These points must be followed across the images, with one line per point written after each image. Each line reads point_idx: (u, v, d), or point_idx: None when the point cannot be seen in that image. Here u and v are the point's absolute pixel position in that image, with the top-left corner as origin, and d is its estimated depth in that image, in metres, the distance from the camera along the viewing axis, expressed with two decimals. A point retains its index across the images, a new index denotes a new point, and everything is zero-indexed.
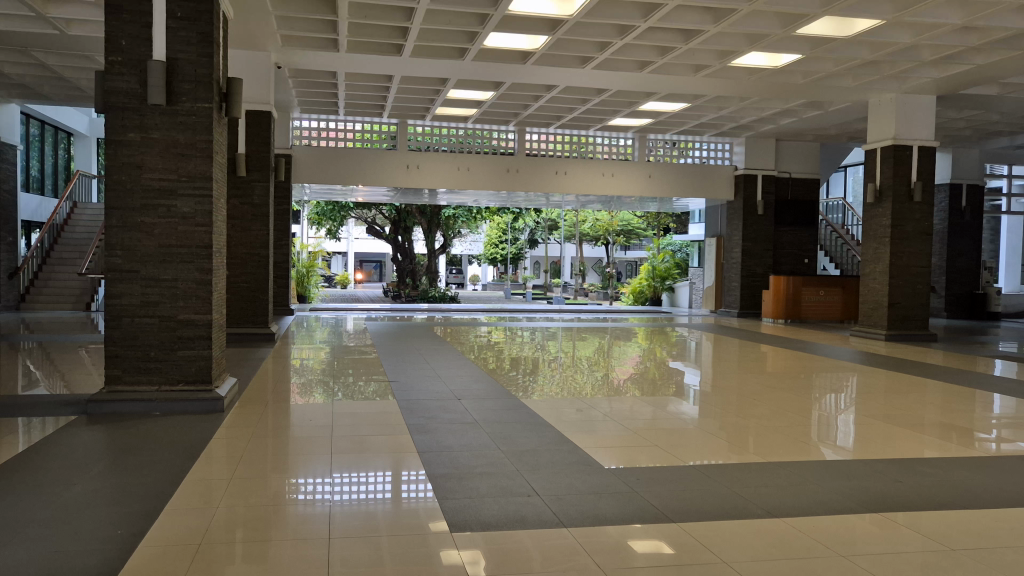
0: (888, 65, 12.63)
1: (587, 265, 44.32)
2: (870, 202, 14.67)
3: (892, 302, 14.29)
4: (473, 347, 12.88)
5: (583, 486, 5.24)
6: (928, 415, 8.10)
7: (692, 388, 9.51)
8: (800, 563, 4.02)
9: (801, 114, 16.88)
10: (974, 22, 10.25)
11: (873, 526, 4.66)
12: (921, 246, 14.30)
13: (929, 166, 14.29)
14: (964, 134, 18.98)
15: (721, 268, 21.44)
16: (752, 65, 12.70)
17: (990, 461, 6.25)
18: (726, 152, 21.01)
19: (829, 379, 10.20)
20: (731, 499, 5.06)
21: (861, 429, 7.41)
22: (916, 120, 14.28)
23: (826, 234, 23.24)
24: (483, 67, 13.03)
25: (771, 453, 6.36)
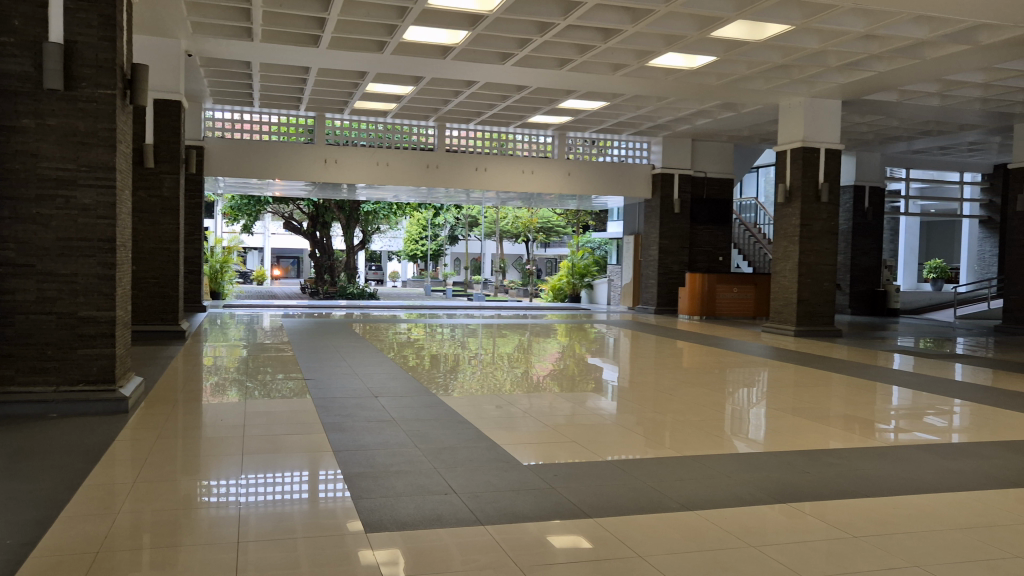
0: (797, 69, 13.03)
1: (507, 262, 44.48)
2: (781, 202, 15.14)
3: (800, 299, 14.80)
4: (392, 344, 12.75)
5: (500, 483, 5.23)
6: (833, 407, 8.41)
7: (611, 383, 9.64)
8: (712, 555, 4.10)
9: (715, 115, 17.29)
10: (876, 30, 10.65)
11: (783, 516, 4.78)
12: (826, 245, 14.86)
13: (835, 168, 14.85)
14: (868, 138, 19.77)
15: (638, 266, 21.81)
16: (669, 65, 12.93)
17: (889, 451, 6.53)
18: (643, 151, 21.37)
19: (740, 374, 10.49)
20: (648, 493, 5.14)
21: (771, 422, 7.64)
22: (823, 123, 14.77)
23: (740, 233, 23.92)
24: (402, 61, 12.88)
25: (686, 447, 6.48)
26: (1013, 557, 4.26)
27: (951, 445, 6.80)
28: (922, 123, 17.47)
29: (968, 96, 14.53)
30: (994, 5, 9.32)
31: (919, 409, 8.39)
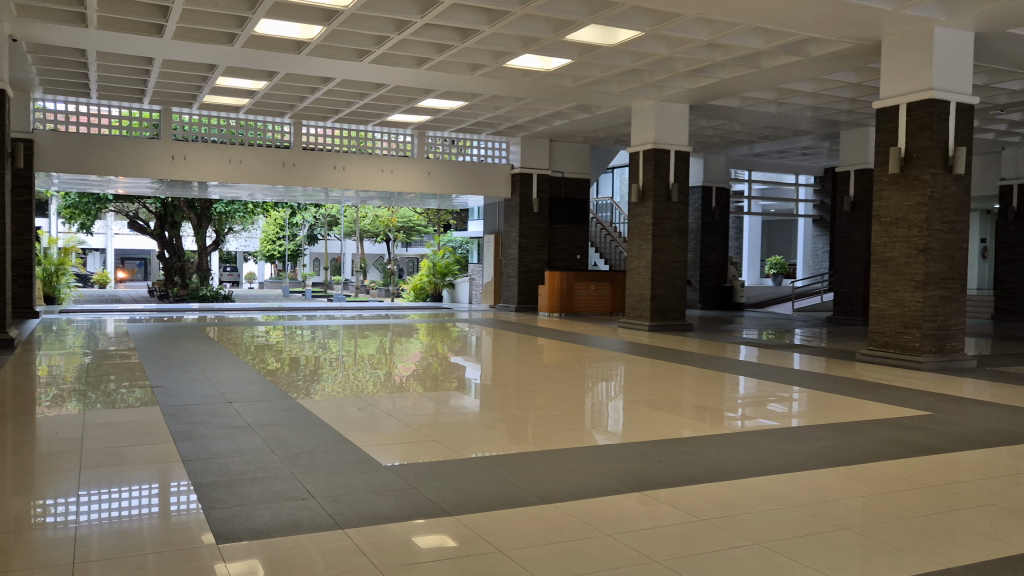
0: (648, 75, 13.54)
1: (367, 262, 43.89)
2: (634, 202, 15.71)
3: (654, 296, 15.40)
4: (248, 348, 12.27)
5: (360, 485, 5.16)
6: (684, 398, 8.82)
7: (473, 381, 9.70)
8: (570, 545, 4.20)
9: (571, 117, 17.71)
10: (719, 39, 11.23)
11: (637, 504, 4.96)
12: (676, 243, 15.56)
13: (684, 170, 15.54)
14: (714, 141, 20.81)
15: (499, 265, 22.08)
16: (526, 66, 13.14)
17: (734, 437, 6.91)
18: (502, 151, 21.61)
19: (599, 369, 10.80)
20: (509, 488, 5.20)
21: (629, 414, 7.92)
22: (672, 127, 15.42)
23: (596, 232, 24.64)
24: (253, 55, 12.46)
25: (548, 441, 6.61)
26: (840, 529, 4.63)
27: (790, 429, 7.28)
28: (761, 128, 18.59)
29: (800, 104, 15.58)
30: (821, 20, 10.04)
31: (762, 397, 8.94)
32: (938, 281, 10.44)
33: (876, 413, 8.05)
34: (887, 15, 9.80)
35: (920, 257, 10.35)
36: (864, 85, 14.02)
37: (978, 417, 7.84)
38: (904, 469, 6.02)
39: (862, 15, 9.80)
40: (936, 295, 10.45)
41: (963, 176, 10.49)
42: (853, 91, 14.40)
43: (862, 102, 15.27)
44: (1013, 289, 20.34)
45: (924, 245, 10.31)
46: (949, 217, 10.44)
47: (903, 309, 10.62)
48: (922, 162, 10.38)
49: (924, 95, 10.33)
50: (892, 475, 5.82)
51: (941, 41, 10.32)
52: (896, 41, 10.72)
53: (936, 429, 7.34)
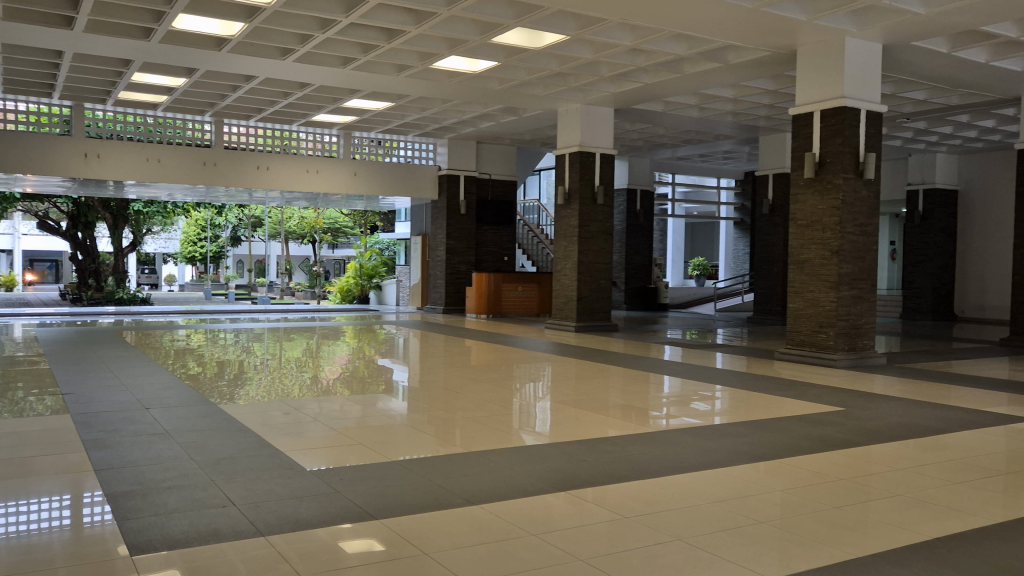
0: (574, 78, 13.69)
1: (292, 263, 43.13)
2: (560, 204, 15.85)
3: (580, 297, 15.57)
4: (167, 352, 11.93)
5: (283, 490, 5.07)
6: (610, 398, 8.94)
7: (401, 384, 9.64)
8: (496, 547, 4.21)
9: (498, 119, 17.76)
10: (642, 44, 11.42)
11: (563, 503, 5.01)
12: (602, 244, 15.77)
13: (609, 172, 15.76)
14: (639, 144, 21.16)
15: (426, 266, 21.98)
16: (453, 68, 13.12)
17: (657, 436, 7.04)
18: (429, 152, 21.53)
19: (526, 370, 10.88)
20: (434, 491, 5.18)
21: (555, 414, 8.00)
22: (598, 130, 15.62)
23: (524, 233, 24.80)
24: (171, 51, 12.11)
25: (475, 442, 6.63)
26: (758, 523, 4.76)
27: (711, 426, 7.46)
28: (683, 133, 18.99)
29: (721, 109, 15.98)
30: (740, 28, 10.31)
31: (685, 395, 9.14)
32: (850, 282, 10.85)
33: (792, 409, 8.31)
34: (802, 25, 10.14)
35: (834, 259, 10.74)
36: (781, 92, 14.46)
37: (887, 412, 8.17)
38: (818, 463, 6.23)
39: (778, 24, 10.11)
40: (849, 295, 10.87)
41: (873, 180, 10.93)
42: (771, 97, 14.85)
43: (779, 108, 15.76)
44: (920, 289, 21.29)
45: (838, 247, 10.70)
46: (860, 220, 10.87)
47: (819, 308, 11.00)
48: (835, 166, 10.78)
49: (836, 103, 10.73)
50: (807, 470, 6.02)
51: (852, 51, 10.73)
52: (810, 50, 11.09)
53: (848, 424, 7.62)
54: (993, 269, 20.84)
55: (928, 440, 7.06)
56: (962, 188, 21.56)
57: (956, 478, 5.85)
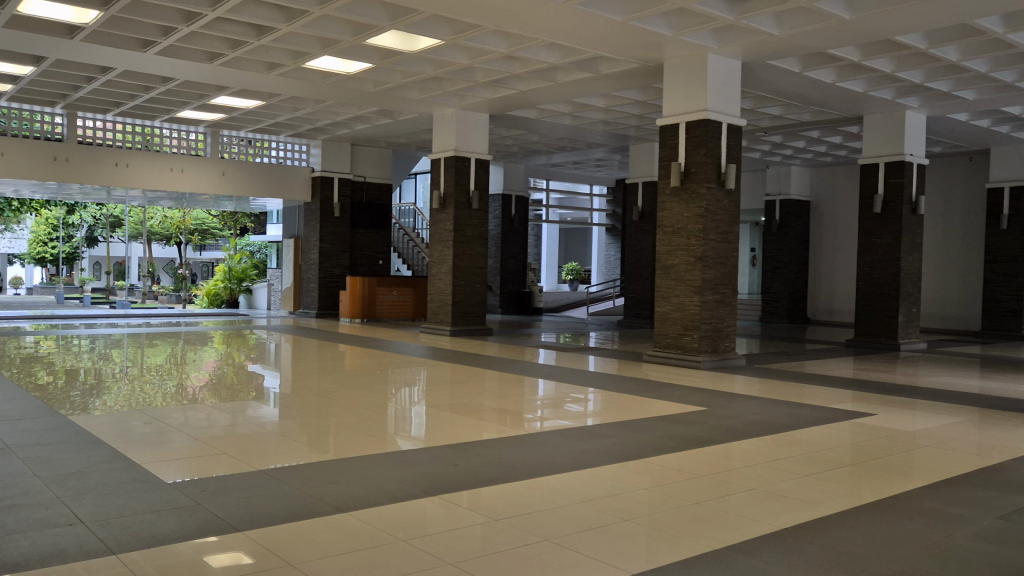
0: (449, 82, 13.72)
1: (155, 266, 41.12)
2: (436, 208, 15.83)
3: (455, 301, 15.59)
4: (11, 361, 11.11)
5: (139, 505, 4.82)
6: (485, 402, 8.99)
7: (272, 390, 9.38)
8: (365, 554, 4.16)
9: (373, 121, 17.56)
10: (516, 52, 11.59)
11: (437, 508, 5.01)
12: (477, 248, 15.86)
13: (484, 177, 15.87)
14: (513, 150, 21.42)
15: (298, 269, 21.44)
16: (326, 68, 12.88)
17: (529, 438, 7.13)
18: (302, 153, 21.04)
19: (401, 374, 10.80)
20: (302, 500, 5.07)
21: (430, 418, 7.99)
22: (473, 135, 15.69)
23: (399, 237, 24.64)
24: (18, 37, 11.29)
25: (348, 449, 6.52)
26: (623, 520, 4.92)
27: (582, 428, 7.64)
28: (557, 140, 19.37)
29: (593, 118, 16.41)
30: (610, 40, 10.63)
31: (559, 398, 9.33)
32: (712, 287, 11.37)
33: (658, 410, 8.62)
34: (667, 40, 10.56)
35: (698, 265, 11.22)
36: (649, 103, 14.99)
37: (745, 411, 8.59)
38: (680, 461, 6.48)
39: (645, 38, 10.49)
40: (711, 300, 11.38)
41: (734, 191, 11.50)
42: (640, 108, 15.37)
43: (648, 119, 16.33)
44: (777, 293, 22.53)
45: (701, 253, 11.19)
46: (721, 228, 11.41)
47: (684, 312, 11.46)
48: (699, 176, 11.27)
49: (700, 115, 11.23)
50: (671, 468, 6.26)
51: (714, 67, 11.26)
52: (676, 65, 11.56)
53: (708, 423, 7.98)
54: (841, 275, 22.31)
55: (781, 436, 7.48)
56: (814, 200, 22.98)
57: (806, 471, 6.22)
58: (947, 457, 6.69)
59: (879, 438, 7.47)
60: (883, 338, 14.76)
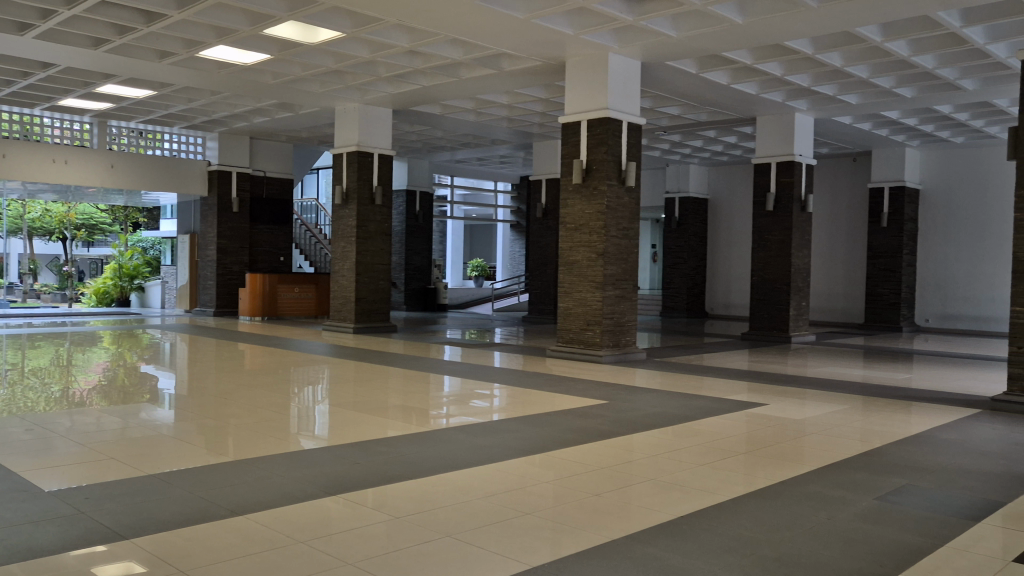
0: (351, 76, 13.50)
1: (37, 262, 38.89)
2: (338, 203, 15.57)
3: (358, 298, 15.38)
4: None
5: (18, 516, 4.56)
6: (388, 399, 8.90)
7: (167, 391, 9.04)
8: (263, 557, 4.06)
9: (272, 114, 17.12)
10: (418, 47, 11.50)
11: (339, 508, 4.93)
12: (380, 244, 15.69)
13: (387, 173, 15.71)
14: (417, 146, 21.27)
15: (195, 267, 20.74)
16: (221, 59, 12.47)
17: (434, 435, 7.10)
18: (198, 146, 20.33)
19: (303, 373, 10.59)
20: (195, 504, 4.90)
21: (333, 417, 7.87)
22: (376, 130, 15.49)
23: (301, 233, 24.12)
24: None
25: (247, 450, 6.34)
26: (525, 514, 4.95)
27: (487, 423, 7.67)
28: (461, 136, 19.34)
29: (496, 115, 16.46)
30: (512, 37, 10.68)
31: (464, 394, 9.32)
32: (614, 282, 11.59)
33: (561, 404, 8.73)
34: (569, 39, 10.69)
35: (599, 260, 11.42)
36: (551, 101, 15.15)
37: (644, 404, 8.79)
38: (581, 454, 6.58)
39: (547, 36, 10.58)
40: (613, 295, 11.60)
41: (634, 188, 11.74)
42: (542, 106, 15.52)
43: (551, 117, 16.51)
44: (676, 288, 23.14)
45: (603, 249, 11.38)
46: (622, 225, 11.64)
47: (586, 308, 11.64)
48: (600, 174, 11.46)
49: (601, 113, 11.41)
50: (572, 460, 6.34)
51: (615, 67, 11.47)
52: (577, 63, 11.71)
53: (609, 416, 8.14)
54: (737, 271, 23.14)
55: (680, 427, 7.70)
56: (711, 197, 23.72)
57: (701, 460, 6.42)
58: (832, 443, 7.03)
59: (771, 426, 7.78)
60: (775, 331, 15.39)
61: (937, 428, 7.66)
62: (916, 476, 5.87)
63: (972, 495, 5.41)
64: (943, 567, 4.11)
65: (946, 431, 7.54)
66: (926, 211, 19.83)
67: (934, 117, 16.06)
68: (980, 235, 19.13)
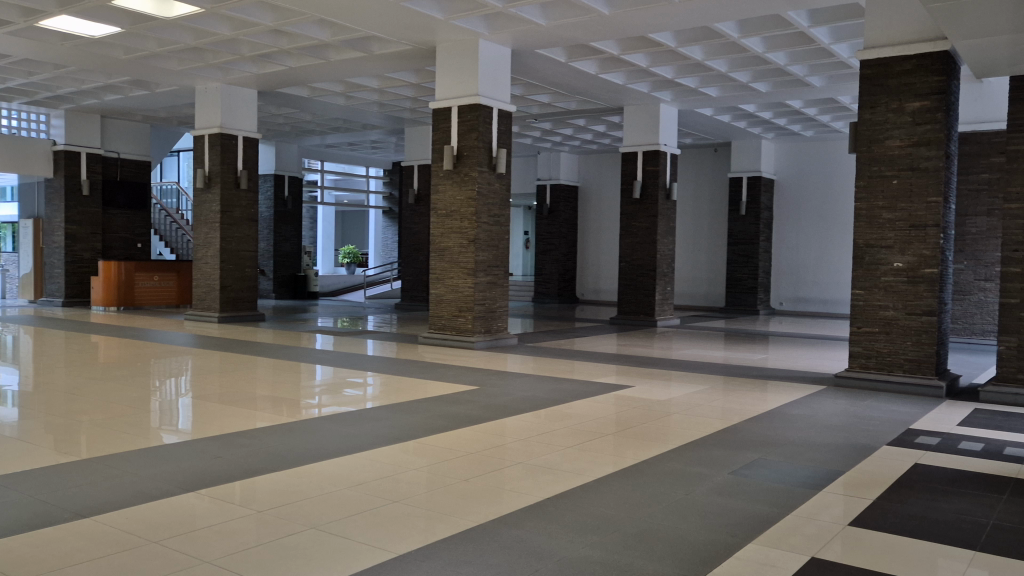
0: (211, 54, 12.92)
1: None
2: (199, 188, 14.90)
3: (222, 286, 14.80)
4: None
5: None
6: (255, 390, 8.62)
7: (9, 388, 8.41)
8: (110, 561, 3.83)
9: (125, 92, 16.17)
10: (283, 26, 11.13)
11: (197, 504, 4.74)
12: (246, 231, 15.15)
13: (253, 156, 15.17)
14: (285, 129, 20.64)
15: (40, 254, 19.40)
16: (65, 31, 11.65)
17: (301, 425, 6.95)
18: (42, 124, 18.95)
19: (164, 365, 10.12)
20: (36, 508, 4.58)
21: (196, 410, 7.56)
22: (240, 111, 14.90)
23: (160, 219, 22.96)
24: None
25: (100, 448, 5.99)
26: (392, 502, 4.91)
27: (358, 412, 7.57)
28: (330, 120, 18.90)
29: (367, 99, 16.18)
30: (379, 20, 10.50)
31: (335, 382, 9.17)
32: (485, 268, 11.66)
33: (433, 391, 8.71)
34: (438, 24, 10.62)
35: (470, 247, 11.45)
36: (422, 86, 15.03)
37: (514, 388, 8.89)
38: (452, 439, 6.60)
39: (416, 20, 10.46)
40: (484, 281, 11.67)
41: (505, 174, 11.83)
42: (413, 91, 15.37)
43: (422, 102, 16.38)
44: (548, 275, 23.47)
45: (474, 235, 11.42)
46: (493, 211, 11.71)
47: (458, 294, 11.66)
48: (471, 160, 11.47)
49: (471, 100, 11.41)
50: (443, 446, 6.35)
51: (485, 53, 11.48)
52: (448, 49, 11.64)
53: (480, 401, 8.21)
54: (607, 257, 23.78)
55: (550, 410, 7.84)
56: (581, 185, 24.22)
57: (570, 442, 6.57)
58: (693, 422, 7.35)
59: (637, 407, 8.06)
60: (642, 315, 15.93)
61: (788, 405, 8.15)
62: (767, 450, 6.22)
63: (816, 466, 5.78)
64: (788, 534, 4.37)
65: (795, 407, 8.03)
66: (780, 200, 20.99)
67: (787, 112, 16.97)
68: (828, 223, 20.38)
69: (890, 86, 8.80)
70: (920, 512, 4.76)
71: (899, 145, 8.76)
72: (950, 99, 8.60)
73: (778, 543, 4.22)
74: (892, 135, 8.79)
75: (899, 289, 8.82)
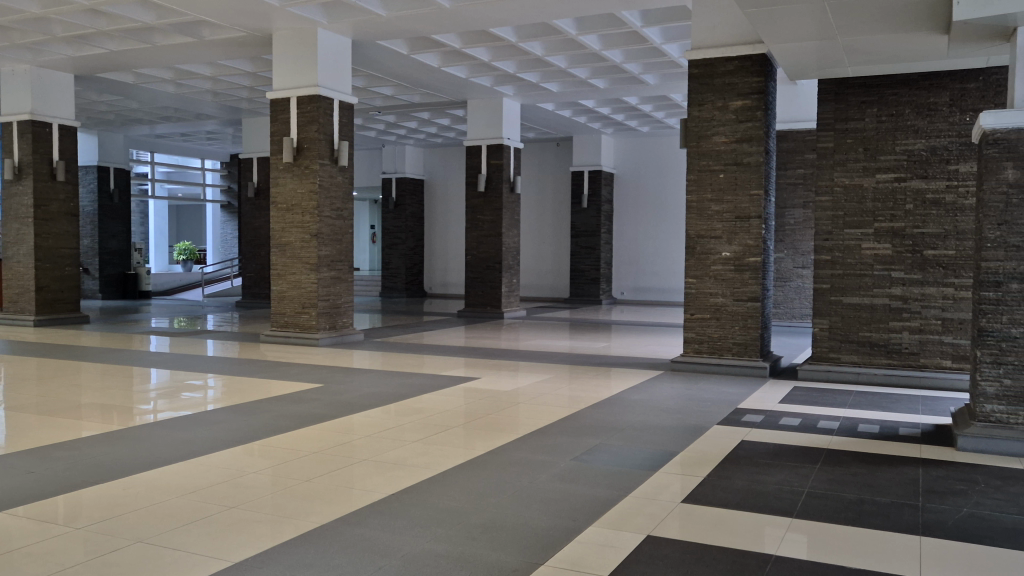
0: (18, 33, 11.89)
1: None
2: (9, 180, 13.69)
3: (39, 286, 13.67)
4: None
5: None
6: (79, 397, 8.05)
7: None
8: None
9: None
10: (100, 5, 10.40)
11: (8, 524, 4.35)
12: (65, 226, 14.08)
13: (70, 146, 14.10)
14: (108, 118, 19.30)
15: None
16: None
17: (132, 432, 6.55)
18: None
19: None
20: None
21: (9, 421, 6.97)
22: (55, 97, 13.81)
23: None
24: None
25: None
26: (229, 507, 4.71)
27: (196, 415, 7.22)
28: (160, 108, 17.86)
29: (199, 87, 15.40)
30: (210, 4, 10.02)
31: (169, 385, 8.70)
32: (328, 264, 11.39)
33: (275, 391, 8.42)
34: (273, 10, 10.27)
35: (313, 241, 11.16)
36: (259, 75, 14.48)
37: (360, 385, 8.76)
38: (296, 439, 6.41)
39: (249, 5, 10.07)
40: (328, 276, 11.40)
41: (347, 167, 11.60)
42: (250, 80, 14.80)
43: (259, 92, 15.77)
44: (395, 269, 23.28)
45: (316, 229, 11.13)
46: (336, 205, 11.45)
47: (301, 290, 11.34)
48: (312, 152, 11.16)
49: (311, 91, 11.11)
50: (286, 447, 6.16)
51: (324, 43, 11.19)
52: (285, 37, 11.27)
53: (325, 399, 8.02)
54: (454, 251, 23.85)
55: (399, 405, 7.78)
56: (427, 178, 24.14)
57: (418, 436, 6.55)
58: (538, 410, 7.51)
59: (484, 398, 8.14)
60: (489, 307, 16.08)
61: (626, 390, 8.48)
62: (607, 434, 6.45)
63: (653, 448, 6.05)
64: (627, 515, 4.53)
65: (633, 392, 8.37)
66: (620, 192, 21.78)
67: (624, 107, 17.60)
68: (664, 215, 21.33)
69: (716, 85, 9.30)
70: (745, 485, 5.08)
71: (724, 141, 9.29)
72: (768, 99, 9.18)
73: (618, 525, 4.37)
74: (718, 131, 9.30)
75: (727, 278, 9.37)
